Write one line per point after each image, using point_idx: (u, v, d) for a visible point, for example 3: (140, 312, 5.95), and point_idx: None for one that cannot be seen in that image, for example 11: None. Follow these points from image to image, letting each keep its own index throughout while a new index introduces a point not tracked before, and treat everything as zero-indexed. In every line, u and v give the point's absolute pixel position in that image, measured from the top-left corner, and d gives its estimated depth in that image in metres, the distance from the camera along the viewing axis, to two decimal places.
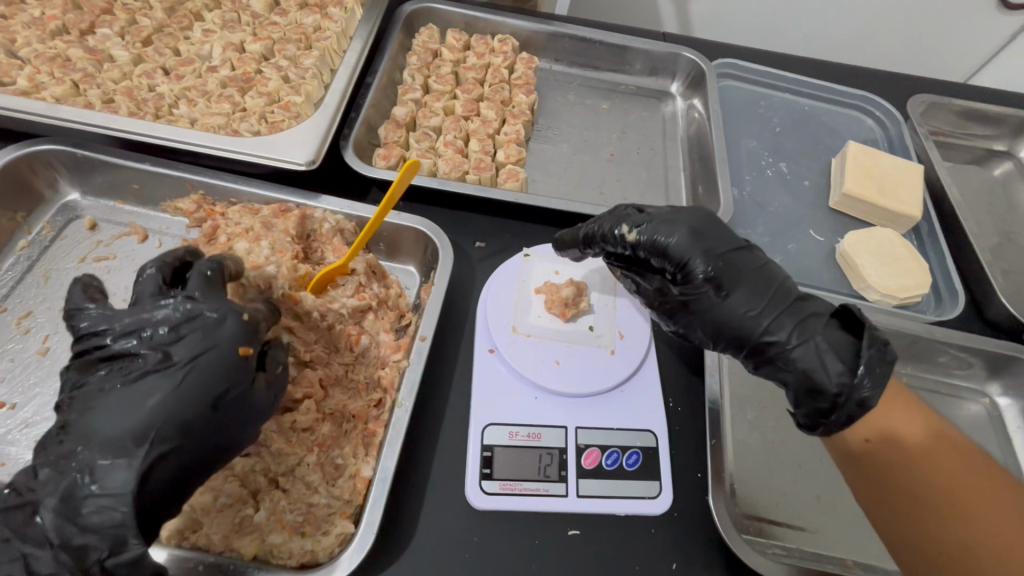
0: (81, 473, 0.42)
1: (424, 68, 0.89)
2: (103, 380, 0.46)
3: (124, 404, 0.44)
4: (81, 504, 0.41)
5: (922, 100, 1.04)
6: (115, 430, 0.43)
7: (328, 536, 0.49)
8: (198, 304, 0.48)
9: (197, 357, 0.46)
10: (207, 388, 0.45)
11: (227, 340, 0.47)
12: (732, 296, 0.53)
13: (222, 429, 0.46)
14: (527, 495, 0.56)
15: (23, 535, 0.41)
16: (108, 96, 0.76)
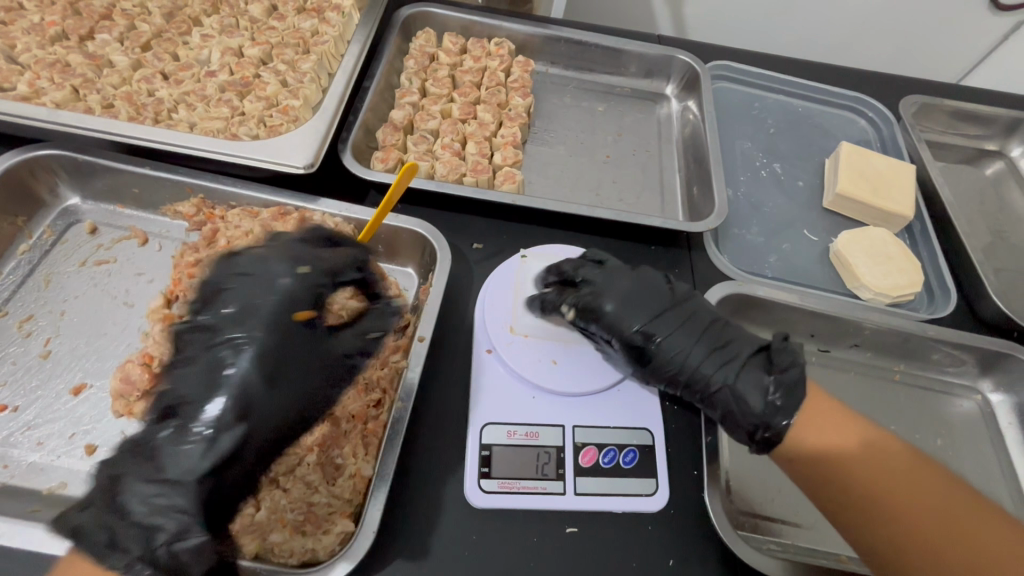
0: (167, 451, 0.45)
1: (421, 71, 0.90)
2: (191, 362, 0.50)
3: (204, 385, 0.48)
4: (150, 488, 0.44)
5: (914, 101, 1.05)
6: (199, 405, 0.47)
7: (328, 535, 0.49)
8: (279, 279, 0.53)
9: (260, 337, 0.50)
10: (270, 362, 0.49)
11: (284, 312, 0.51)
12: (659, 344, 0.60)
13: (280, 410, 0.48)
14: (525, 493, 0.57)
15: (112, 509, 0.44)
16: (108, 101, 0.77)
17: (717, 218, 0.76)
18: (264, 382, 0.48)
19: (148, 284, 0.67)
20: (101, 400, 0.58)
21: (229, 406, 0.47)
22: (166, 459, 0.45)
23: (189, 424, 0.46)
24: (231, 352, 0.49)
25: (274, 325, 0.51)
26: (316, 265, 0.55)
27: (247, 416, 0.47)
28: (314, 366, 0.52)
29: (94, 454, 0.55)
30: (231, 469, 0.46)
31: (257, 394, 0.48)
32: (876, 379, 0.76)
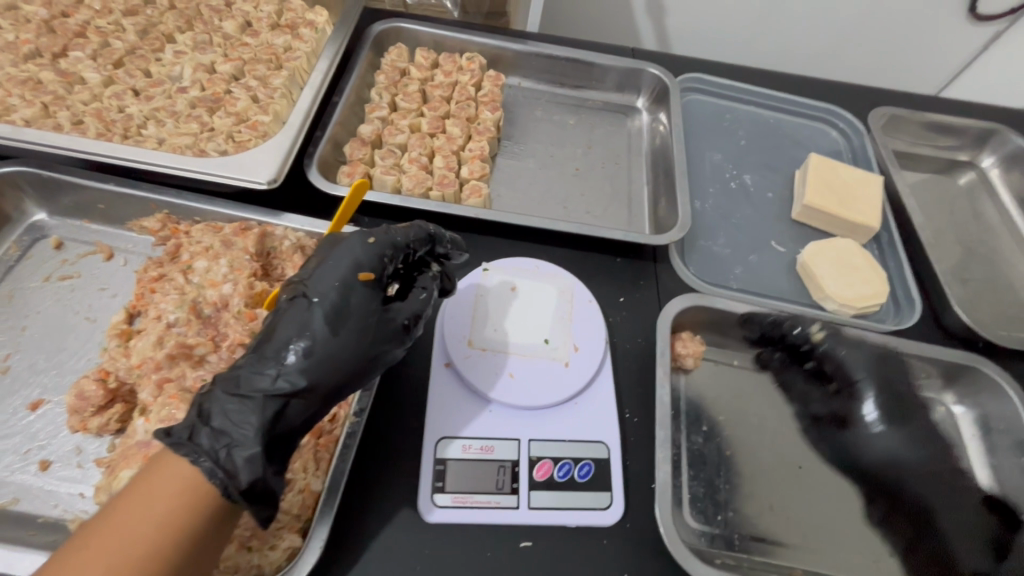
0: (251, 380, 0.48)
1: (392, 86, 0.91)
2: (281, 312, 0.52)
3: (290, 326, 0.51)
4: (219, 410, 0.47)
5: (884, 113, 1.06)
6: (279, 340, 0.50)
7: (275, 551, 0.50)
8: (365, 244, 0.56)
9: (332, 291, 0.53)
10: (340, 312, 0.52)
11: (353, 268, 0.54)
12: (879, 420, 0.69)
13: (339, 357, 0.51)
14: (478, 508, 0.57)
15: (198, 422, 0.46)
16: (78, 117, 0.78)
17: (680, 230, 0.77)
18: (328, 330, 0.51)
19: (111, 299, 0.68)
20: (59, 415, 0.59)
21: (301, 346, 0.50)
22: (244, 379, 0.48)
23: (271, 353, 0.50)
24: (310, 304, 0.52)
25: (350, 280, 0.54)
26: (380, 233, 0.58)
27: (314, 356, 0.50)
28: (372, 322, 0.53)
29: (48, 469, 0.56)
30: (291, 402, 0.48)
31: (322, 341, 0.50)
32: None
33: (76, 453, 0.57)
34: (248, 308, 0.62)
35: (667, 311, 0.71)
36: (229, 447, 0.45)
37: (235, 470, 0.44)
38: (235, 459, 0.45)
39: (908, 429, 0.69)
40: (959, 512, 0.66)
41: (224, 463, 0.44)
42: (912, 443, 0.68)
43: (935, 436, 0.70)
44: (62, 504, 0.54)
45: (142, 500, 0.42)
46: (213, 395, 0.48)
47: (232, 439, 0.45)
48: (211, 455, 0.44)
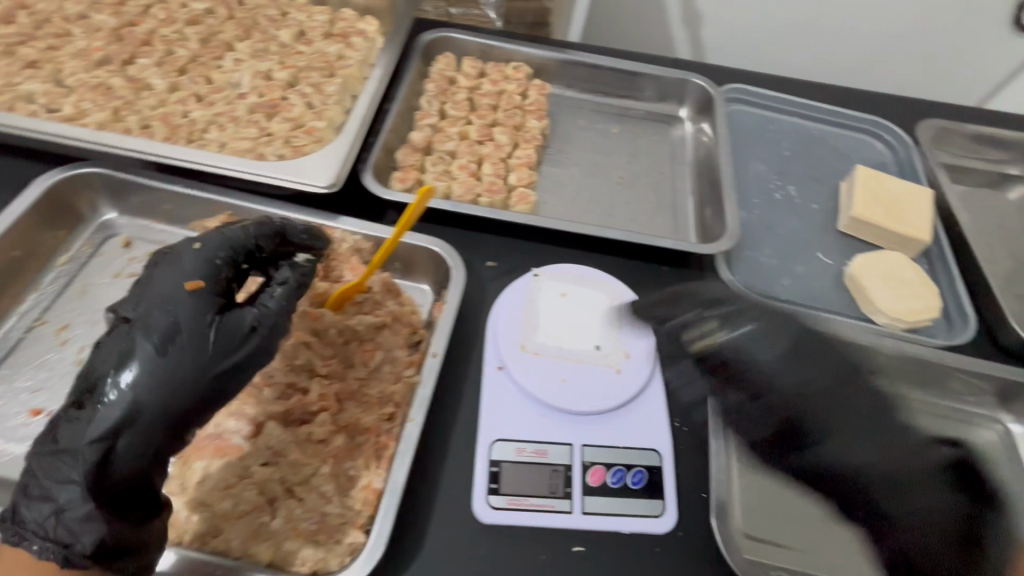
0: (66, 435, 0.46)
1: (441, 94, 0.93)
2: (104, 344, 0.50)
3: (110, 358, 0.48)
4: (37, 474, 0.46)
5: (932, 125, 1.05)
6: (100, 377, 0.48)
7: (339, 545, 0.51)
8: (190, 256, 0.53)
9: (151, 315, 0.49)
10: (161, 332, 0.49)
11: (172, 285, 0.51)
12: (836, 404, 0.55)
13: (171, 377, 0.48)
14: (533, 511, 0.58)
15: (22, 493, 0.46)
16: (145, 121, 0.81)
17: (729, 240, 0.77)
18: (156, 352, 0.48)
19: None
20: None
21: (120, 379, 0.47)
22: (66, 433, 0.46)
23: (94, 395, 0.47)
24: (126, 332, 0.49)
25: (153, 298, 0.50)
26: (206, 241, 0.54)
27: (137, 385, 0.47)
28: (208, 335, 0.50)
29: None
30: (120, 434, 0.46)
31: (140, 366, 0.47)
32: None
33: None
34: (312, 308, 0.64)
35: None
36: (62, 509, 0.44)
37: (71, 533, 0.44)
38: (69, 522, 0.44)
39: (829, 404, 0.55)
40: (931, 507, 0.52)
41: (55, 534, 0.44)
42: (880, 428, 0.54)
43: (859, 398, 0.56)
44: None
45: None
46: (37, 456, 0.46)
47: (64, 499, 0.44)
48: (41, 523, 0.44)
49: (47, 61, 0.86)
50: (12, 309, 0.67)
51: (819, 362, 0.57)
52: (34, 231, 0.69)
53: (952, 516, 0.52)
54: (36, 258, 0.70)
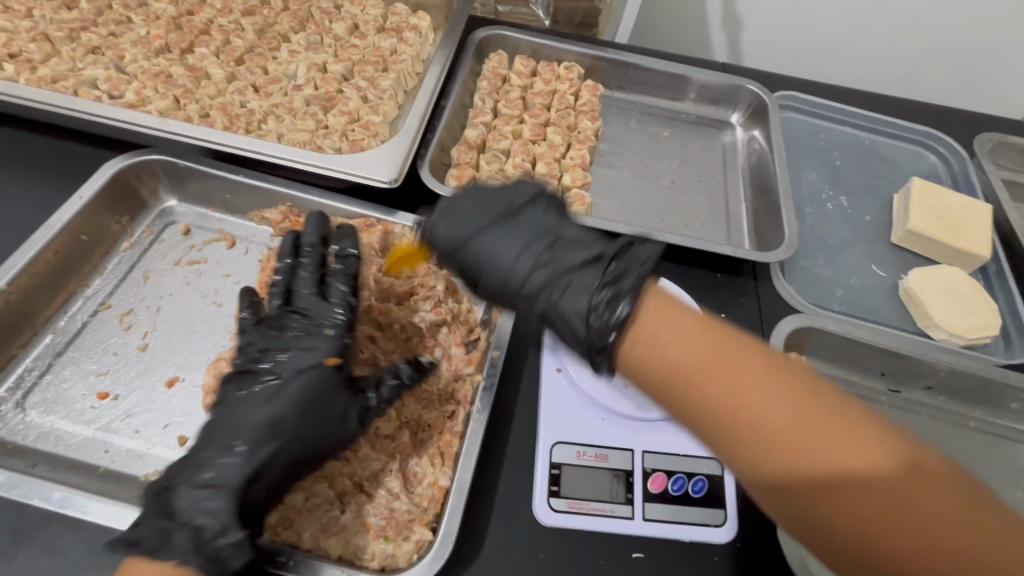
0: (209, 472, 0.48)
1: (494, 93, 0.93)
2: (237, 398, 0.52)
3: (246, 411, 0.51)
4: (179, 501, 0.46)
5: (990, 138, 1.02)
6: (237, 427, 0.50)
7: (408, 542, 0.50)
8: (322, 324, 0.56)
9: (296, 378, 0.53)
10: (303, 398, 0.52)
11: (320, 354, 0.54)
12: (484, 241, 0.55)
13: (307, 441, 0.51)
14: (594, 515, 0.57)
15: (157, 513, 0.46)
16: (205, 110, 0.82)
17: (788, 249, 0.76)
18: (297, 416, 0.51)
19: (236, 285, 0.71)
20: (194, 394, 0.61)
21: (266, 431, 0.50)
22: (206, 467, 0.48)
23: (227, 439, 0.50)
24: (266, 389, 0.52)
25: (296, 359, 0.54)
26: (340, 304, 0.58)
27: (282, 440, 0.50)
28: (342, 406, 0.53)
29: (186, 445, 0.58)
30: (260, 473, 0.49)
31: (280, 426, 0.50)
32: (948, 423, 0.74)
33: None
34: (377, 304, 0.65)
35: (778, 330, 0.72)
36: (206, 535, 0.45)
37: (225, 556, 0.45)
38: (220, 546, 0.45)
39: (483, 232, 0.56)
40: (567, 306, 0.51)
41: (209, 556, 0.44)
42: (481, 239, 0.56)
43: (529, 223, 0.57)
44: None
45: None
46: (173, 486, 0.47)
47: (205, 524, 0.45)
48: (183, 540, 0.45)
49: (108, 47, 0.87)
50: (77, 293, 0.67)
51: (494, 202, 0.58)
52: (100, 215, 0.70)
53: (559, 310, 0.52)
54: (100, 243, 0.70)
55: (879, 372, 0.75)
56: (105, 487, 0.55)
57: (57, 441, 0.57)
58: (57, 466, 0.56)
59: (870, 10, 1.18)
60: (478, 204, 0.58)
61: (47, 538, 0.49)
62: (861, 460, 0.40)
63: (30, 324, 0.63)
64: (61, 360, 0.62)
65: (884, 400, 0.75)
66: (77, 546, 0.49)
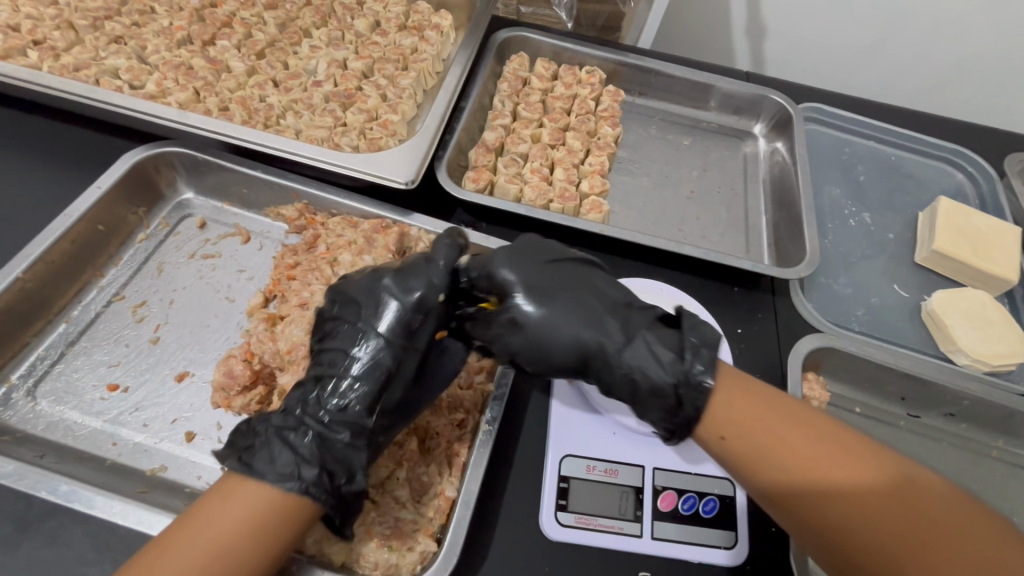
0: (339, 423, 0.49)
1: (514, 95, 0.92)
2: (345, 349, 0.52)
3: (364, 366, 0.51)
4: (305, 445, 0.48)
5: (1019, 159, 1.00)
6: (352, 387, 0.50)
7: (412, 552, 0.50)
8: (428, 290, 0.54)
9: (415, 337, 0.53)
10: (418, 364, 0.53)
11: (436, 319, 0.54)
12: (543, 316, 0.53)
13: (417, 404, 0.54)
14: (602, 532, 0.56)
15: (288, 449, 0.47)
16: (224, 104, 0.82)
17: (810, 265, 0.74)
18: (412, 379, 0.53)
19: (249, 281, 0.70)
20: (204, 389, 0.61)
21: (377, 399, 0.51)
22: (334, 417, 0.49)
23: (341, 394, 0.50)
24: (382, 349, 0.51)
25: (413, 320, 0.53)
26: (451, 259, 0.56)
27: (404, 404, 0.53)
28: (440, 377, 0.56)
29: (192, 441, 0.58)
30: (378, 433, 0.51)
31: (396, 396, 0.52)
32: (969, 452, 0.72)
33: (217, 428, 0.59)
34: None
35: (798, 349, 0.70)
36: (337, 480, 0.47)
37: (349, 502, 0.48)
38: (346, 492, 0.48)
39: (544, 301, 0.54)
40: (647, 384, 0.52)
41: (340, 497, 0.47)
42: (541, 282, 0.54)
43: (584, 296, 0.55)
44: (205, 476, 0.56)
45: (226, 518, 0.43)
46: (305, 433, 0.49)
47: (336, 472, 0.48)
48: (315, 478, 0.46)
49: (130, 37, 0.87)
50: (92, 282, 0.67)
51: (543, 252, 0.57)
52: (117, 205, 0.70)
53: (637, 368, 0.52)
54: (116, 234, 0.70)
55: (899, 397, 0.73)
56: (112, 480, 0.54)
57: (66, 431, 0.57)
58: (65, 457, 0.55)
59: (901, 23, 1.16)
60: (515, 276, 0.54)
61: (53, 529, 0.49)
62: (838, 475, 0.46)
63: (44, 312, 0.63)
64: (73, 350, 0.63)
65: (902, 425, 0.73)
66: (80, 538, 0.49)
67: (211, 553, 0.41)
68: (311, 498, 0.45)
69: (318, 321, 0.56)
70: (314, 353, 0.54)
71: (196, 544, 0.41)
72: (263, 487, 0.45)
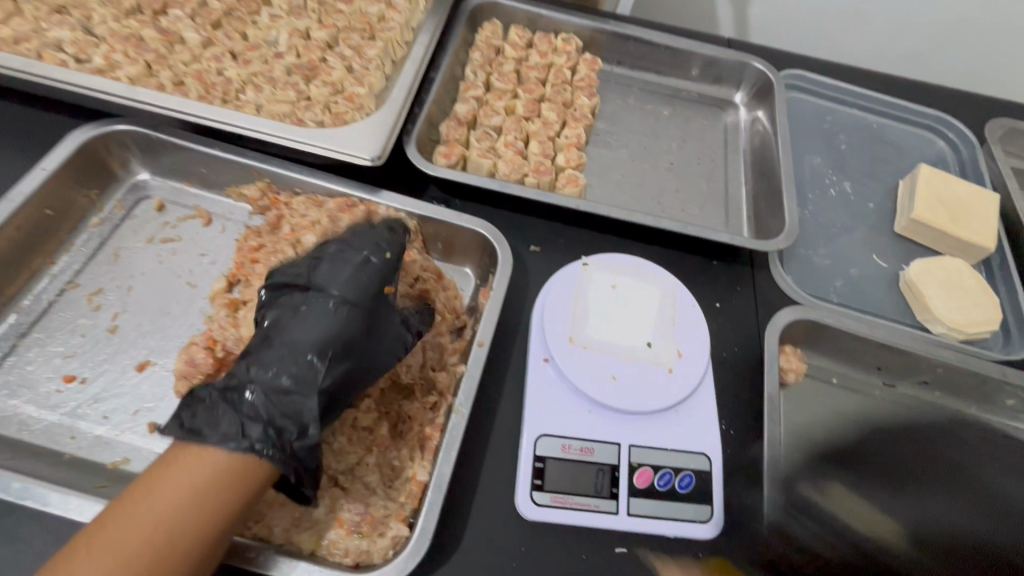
0: (285, 377, 0.49)
1: (487, 65, 0.88)
2: (292, 308, 0.54)
3: (307, 321, 0.52)
4: (248, 402, 0.48)
5: (1001, 124, 0.99)
6: (296, 342, 0.51)
7: (383, 538, 0.49)
8: (369, 256, 0.57)
9: (356, 294, 0.54)
10: (368, 317, 0.54)
11: (378, 279, 0.56)
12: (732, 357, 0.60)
13: (373, 357, 0.54)
14: (577, 510, 0.56)
15: (233, 409, 0.48)
16: (179, 78, 0.77)
17: (789, 237, 0.73)
18: (364, 332, 0.53)
19: (211, 265, 0.68)
20: (166, 378, 0.59)
21: (327, 350, 0.51)
22: (278, 371, 0.50)
23: (287, 352, 0.51)
24: (329, 306, 0.53)
25: (359, 280, 0.55)
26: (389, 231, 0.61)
27: (354, 356, 0.52)
28: (398, 331, 0.56)
29: (157, 432, 0.56)
30: (333, 385, 0.51)
31: (345, 345, 0.52)
32: (943, 419, 0.72)
33: None
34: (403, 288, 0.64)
35: (778, 320, 0.69)
36: (287, 436, 0.47)
37: (302, 457, 0.47)
38: (299, 448, 0.47)
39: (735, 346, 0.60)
40: None
41: (291, 453, 0.47)
42: None
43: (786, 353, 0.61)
44: None
45: (175, 482, 0.42)
46: (248, 392, 0.48)
47: (285, 427, 0.47)
48: (261, 436, 0.46)
49: (75, 7, 0.81)
50: (43, 270, 0.64)
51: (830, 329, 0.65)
52: (66, 187, 0.66)
53: None
54: (67, 217, 0.67)
55: (876, 366, 0.73)
56: (71, 475, 0.52)
57: (21, 426, 0.55)
58: (21, 453, 0.53)
59: None
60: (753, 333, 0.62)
61: (11, 526, 0.48)
62: None
63: None
64: (25, 341, 0.60)
65: (879, 395, 0.73)
66: (40, 536, 0.48)
67: (143, 540, 0.40)
68: (260, 455, 0.45)
69: (263, 297, 0.57)
70: (260, 325, 0.55)
71: (123, 532, 0.40)
72: (198, 464, 0.43)
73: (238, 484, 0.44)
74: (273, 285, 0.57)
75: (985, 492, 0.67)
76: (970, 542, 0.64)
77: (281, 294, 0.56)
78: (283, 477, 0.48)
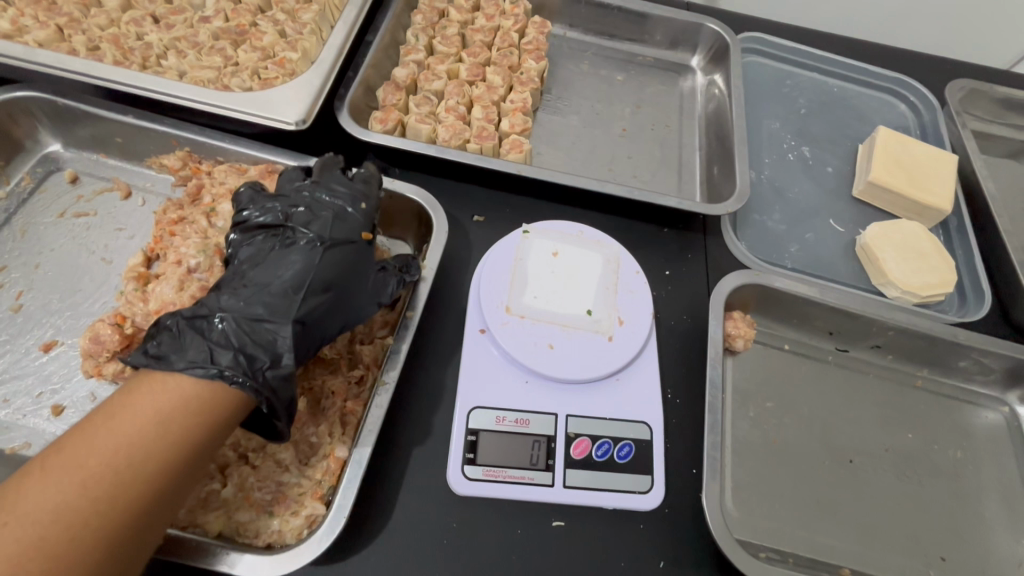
0: (258, 308, 0.49)
1: (429, 28, 0.84)
2: (263, 248, 0.54)
3: (280, 259, 0.53)
4: (218, 330, 0.47)
5: (963, 85, 0.96)
6: (271, 277, 0.52)
7: (296, 517, 0.47)
8: (342, 199, 0.57)
9: (332, 234, 0.55)
10: (342, 258, 0.54)
11: (354, 224, 0.57)
12: None
13: (348, 298, 0.54)
14: (510, 483, 0.53)
15: (202, 336, 0.47)
16: (94, 43, 0.72)
17: (739, 199, 0.71)
18: (338, 271, 0.54)
19: (129, 240, 0.64)
20: (74, 359, 0.56)
21: (303, 285, 0.51)
22: (251, 302, 0.50)
23: (262, 285, 0.51)
24: (304, 244, 0.54)
25: (331, 218, 0.56)
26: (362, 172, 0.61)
27: (328, 291, 0.52)
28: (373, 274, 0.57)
29: (61, 415, 0.53)
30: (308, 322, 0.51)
31: (321, 281, 0.52)
32: (895, 383, 0.71)
33: (90, 400, 0.54)
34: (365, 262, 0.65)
35: (723, 286, 0.66)
36: (258, 364, 0.47)
37: (275, 387, 0.47)
38: (271, 379, 0.47)
39: None
40: None
41: (264, 382, 0.46)
42: None
43: None
44: None
45: (136, 407, 0.42)
46: (217, 321, 0.48)
47: (257, 356, 0.47)
48: (231, 362, 0.46)
49: None
50: None
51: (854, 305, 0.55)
52: None
53: None
54: None
55: (827, 331, 0.72)
56: None
57: None
58: None
59: None
60: None
61: None
62: None
63: None
64: None
65: (831, 360, 0.71)
66: None
67: (101, 463, 0.39)
68: (228, 382, 0.45)
69: (233, 236, 0.56)
70: (232, 262, 0.55)
71: (83, 454, 0.39)
72: (163, 390, 0.43)
73: (200, 414, 0.43)
74: (241, 224, 0.56)
75: (937, 455, 0.66)
76: (917, 515, 0.62)
77: (252, 233, 0.56)
78: (255, 409, 0.47)
